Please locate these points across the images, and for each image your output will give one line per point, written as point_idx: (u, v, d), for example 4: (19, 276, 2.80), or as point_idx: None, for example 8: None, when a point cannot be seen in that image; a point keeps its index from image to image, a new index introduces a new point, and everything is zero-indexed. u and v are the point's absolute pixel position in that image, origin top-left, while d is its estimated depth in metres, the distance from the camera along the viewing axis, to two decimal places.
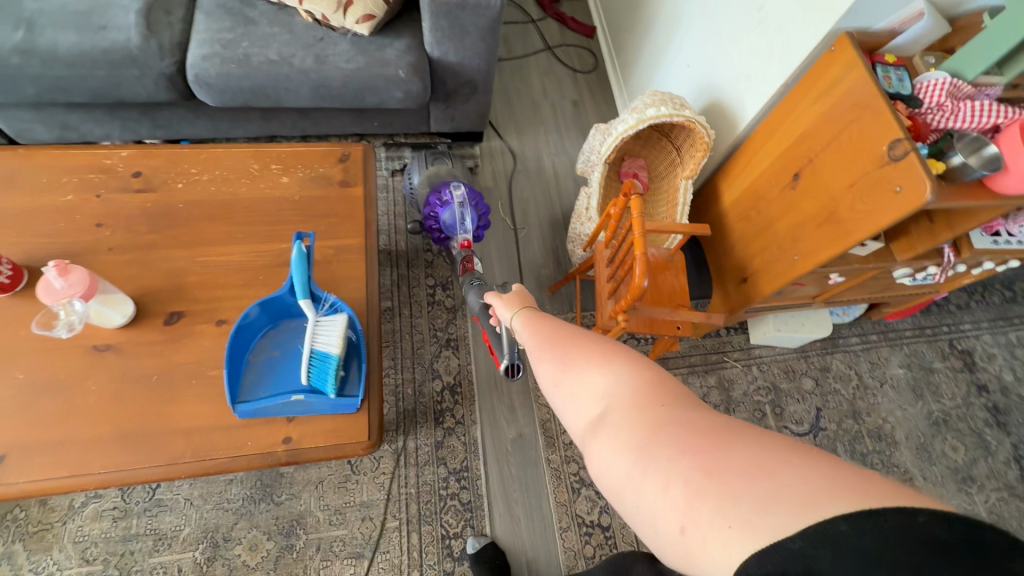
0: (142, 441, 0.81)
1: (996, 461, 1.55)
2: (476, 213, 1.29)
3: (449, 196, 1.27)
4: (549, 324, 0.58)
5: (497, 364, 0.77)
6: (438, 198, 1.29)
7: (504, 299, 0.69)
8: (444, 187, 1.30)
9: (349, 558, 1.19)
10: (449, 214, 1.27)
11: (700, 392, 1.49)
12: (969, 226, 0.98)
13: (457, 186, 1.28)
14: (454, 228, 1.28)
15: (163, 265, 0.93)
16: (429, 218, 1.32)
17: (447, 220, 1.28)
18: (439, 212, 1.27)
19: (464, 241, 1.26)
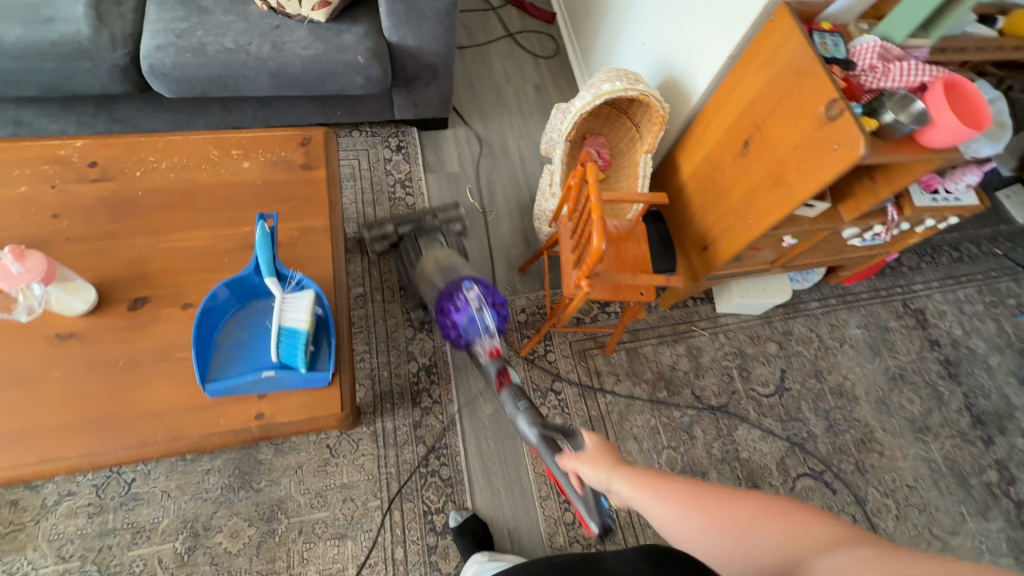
0: (110, 424, 0.81)
1: (949, 409, 1.65)
2: (496, 313, 1.19)
3: (463, 299, 1.17)
4: (657, 480, 0.70)
5: (590, 527, 0.93)
6: (452, 303, 1.18)
7: (587, 455, 0.78)
8: (455, 289, 1.20)
9: (332, 538, 1.21)
10: (468, 320, 1.16)
11: (670, 360, 1.54)
12: (906, 182, 1.04)
13: (469, 288, 1.18)
14: (474, 333, 1.17)
15: (124, 253, 0.92)
16: (446, 326, 1.20)
17: (467, 327, 1.17)
18: (457, 319, 1.16)
19: (490, 348, 1.16)
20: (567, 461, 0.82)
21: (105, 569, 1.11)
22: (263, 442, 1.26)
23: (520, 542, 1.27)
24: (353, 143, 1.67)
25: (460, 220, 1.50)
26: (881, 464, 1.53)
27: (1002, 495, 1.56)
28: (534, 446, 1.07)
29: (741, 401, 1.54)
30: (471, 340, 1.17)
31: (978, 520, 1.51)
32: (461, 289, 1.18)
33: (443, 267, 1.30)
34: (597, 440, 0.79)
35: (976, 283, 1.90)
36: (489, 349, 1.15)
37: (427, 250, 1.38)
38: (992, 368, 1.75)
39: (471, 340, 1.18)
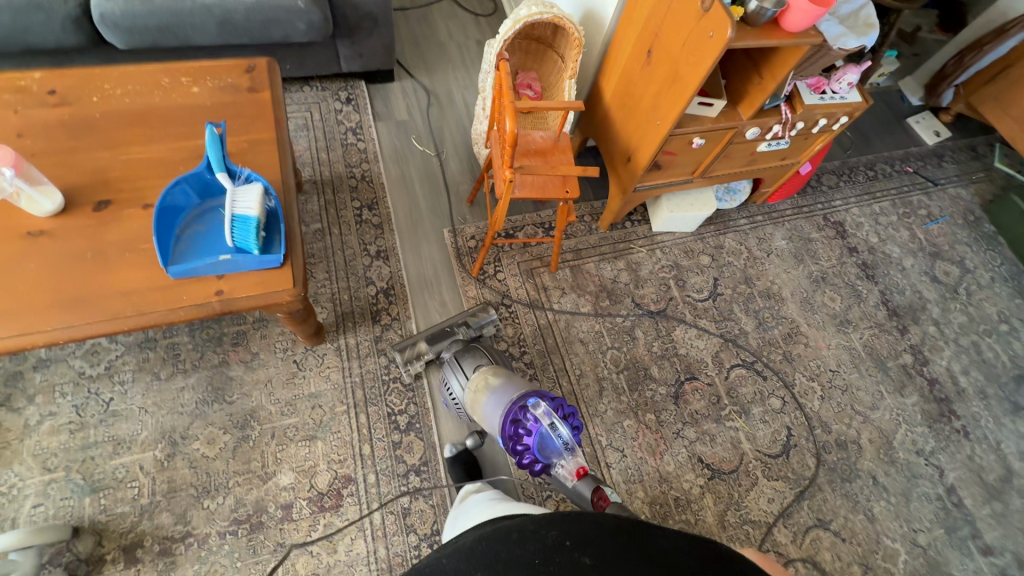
0: (84, 303, 0.91)
1: (867, 304, 1.82)
2: (571, 426, 1.01)
3: (532, 419, 0.99)
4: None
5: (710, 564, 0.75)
6: (520, 427, 1.01)
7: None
8: (518, 409, 1.02)
9: (304, 439, 1.31)
10: (544, 442, 0.98)
11: (611, 275, 1.68)
12: (783, 72, 1.19)
13: (534, 404, 1.01)
14: (553, 455, 0.99)
15: (87, 164, 1.02)
16: (517, 453, 1.00)
17: (542, 447, 0.99)
18: (532, 444, 0.98)
19: (577, 468, 0.97)
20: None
21: (90, 477, 1.20)
22: (233, 360, 1.36)
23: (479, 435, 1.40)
24: (305, 97, 1.78)
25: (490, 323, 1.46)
26: (806, 353, 1.69)
27: (916, 374, 1.73)
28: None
29: (678, 306, 1.68)
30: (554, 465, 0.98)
31: (895, 396, 1.68)
32: (524, 406, 1.01)
33: (495, 390, 1.13)
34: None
35: (891, 197, 2.08)
36: (577, 471, 0.97)
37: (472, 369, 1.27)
38: (906, 269, 1.93)
39: (551, 463, 0.99)
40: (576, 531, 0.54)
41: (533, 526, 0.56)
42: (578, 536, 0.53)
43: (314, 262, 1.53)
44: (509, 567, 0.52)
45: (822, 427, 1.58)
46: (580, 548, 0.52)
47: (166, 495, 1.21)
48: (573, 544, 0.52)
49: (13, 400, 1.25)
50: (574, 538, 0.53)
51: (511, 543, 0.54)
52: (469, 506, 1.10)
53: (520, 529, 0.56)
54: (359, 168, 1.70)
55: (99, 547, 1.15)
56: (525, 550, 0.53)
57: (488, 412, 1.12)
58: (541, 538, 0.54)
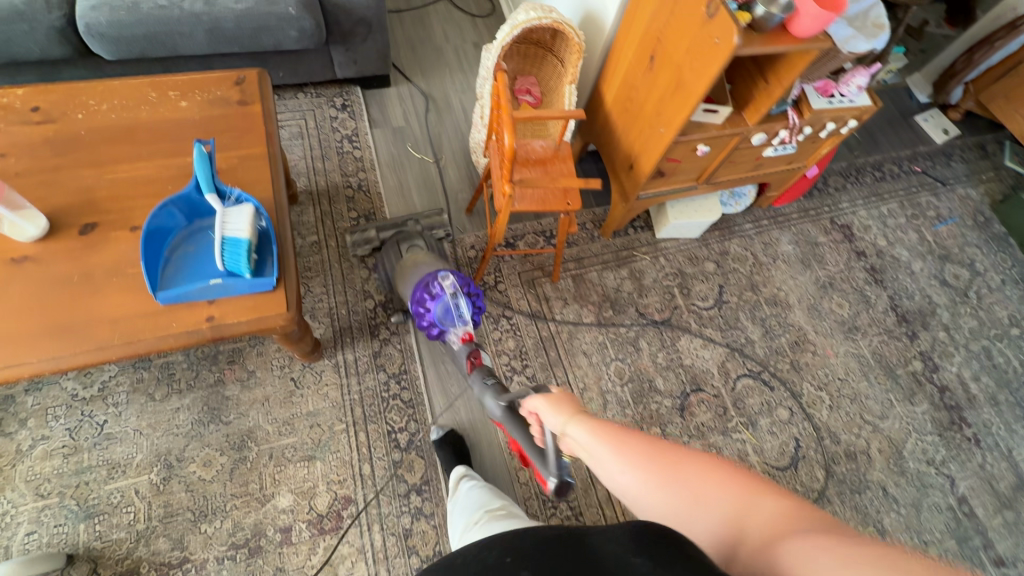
0: (70, 331, 0.88)
1: (876, 310, 1.79)
2: (472, 302, 1.28)
3: (438, 288, 1.24)
4: (611, 428, 0.69)
5: (546, 484, 0.76)
6: (427, 292, 1.25)
7: (550, 403, 0.78)
8: (430, 279, 1.26)
9: (303, 459, 1.28)
10: (444, 309, 1.24)
11: (614, 284, 1.65)
12: (792, 78, 1.14)
13: (444, 276, 1.26)
14: (448, 322, 1.26)
15: (71, 184, 0.98)
16: (420, 315, 1.26)
17: (441, 313, 1.25)
18: (432, 307, 1.23)
19: (464, 332, 1.25)
20: (531, 402, 0.82)
21: (84, 502, 1.17)
22: (229, 379, 1.33)
23: (481, 452, 1.37)
24: (298, 103, 1.74)
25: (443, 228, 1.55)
26: (814, 361, 1.66)
27: (926, 382, 1.70)
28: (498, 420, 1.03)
29: (683, 315, 1.65)
30: (446, 329, 1.26)
31: (905, 404, 1.65)
32: (436, 278, 1.25)
33: (420, 266, 1.34)
34: (562, 390, 0.80)
35: (898, 199, 2.04)
36: (463, 333, 1.25)
37: (407, 253, 1.41)
38: (914, 273, 1.89)
39: (444, 329, 1.27)
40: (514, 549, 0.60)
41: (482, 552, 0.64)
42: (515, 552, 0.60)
43: (310, 275, 1.49)
44: None
45: (831, 438, 1.55)
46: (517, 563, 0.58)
47: (162, 520, 1.18)
48: (511, 560, 0.59)
49: (4, 424, 1.22)
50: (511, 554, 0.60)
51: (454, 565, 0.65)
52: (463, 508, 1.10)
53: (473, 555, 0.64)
54: (356, 177, 1.66)
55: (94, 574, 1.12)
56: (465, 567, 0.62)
57: (409, 281, 1.33)
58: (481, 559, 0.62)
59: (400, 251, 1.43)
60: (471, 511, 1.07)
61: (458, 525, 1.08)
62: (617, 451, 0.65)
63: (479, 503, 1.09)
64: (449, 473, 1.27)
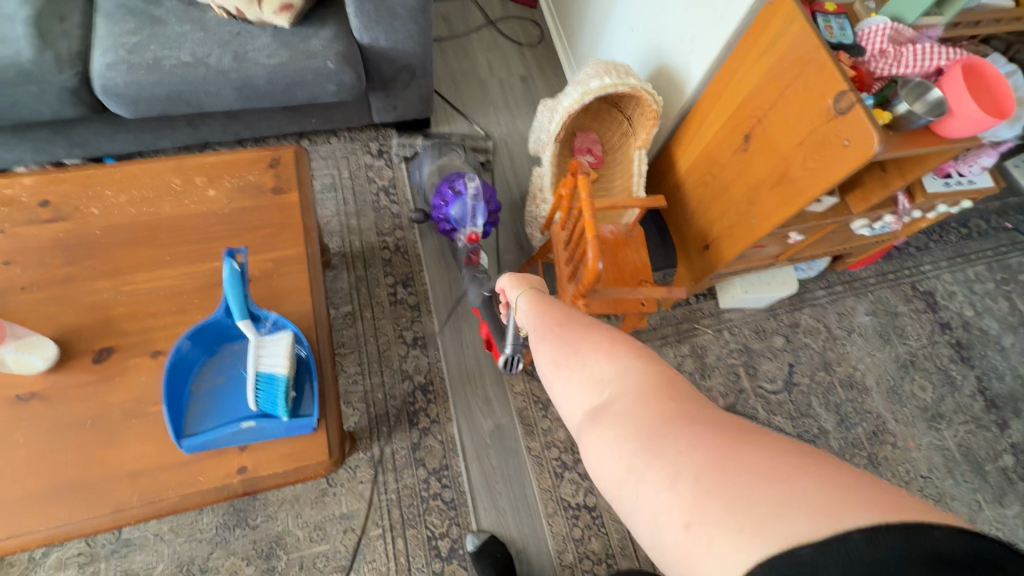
0: (84, 491, 0.76)
1: (962, 394, 1.61)
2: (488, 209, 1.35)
3: (462, 185, 1.33)
4: (558, 309, 0.63)
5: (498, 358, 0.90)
6: (451, 188, 1.34)
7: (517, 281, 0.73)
8: (456, 178, 1.35)
9: (335, 571, 1.17)
10: (461, 204, 1.31)
11: (674, 363, 1.49)
12: (920, 173, 0.98)
13: (470, 179, 1.33)
14: (462, 220, 1.32)
15: (85, 300, 0.86)
16: (439, 207, 1.35)
17: (458, 212, 1.32)
18: (451, 200, 1.31)
19: (472, 232, 1.30)
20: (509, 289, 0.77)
21: None
22: None
23: (529, 561, 1.24)
24: (331, 148, 1.59)
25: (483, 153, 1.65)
26: (894, 456, 1.49)
27: (1018, 480, 1.52)
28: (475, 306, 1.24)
29: (749, 400, 1.49)
30: (458, 225, 1.32)
31: (994, 507, 1.48)
32: (463, 179, 1.33)
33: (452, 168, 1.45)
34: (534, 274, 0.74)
35: (987, 260, 1.83)
36: (471, 233, 1.30)
37: (442, 156, 1.48)
38: (1005, 349, 1.70)
39: (457, 227, 1.34)
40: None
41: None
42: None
43: (344, 352, 1.36)
44: None
45: None
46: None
47: None
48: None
49: None
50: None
51: None
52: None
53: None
54: (393, 235, 1.52)
55: None
56: None
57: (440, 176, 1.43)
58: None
59: (436, 155, 1.50)
60: None
61: None
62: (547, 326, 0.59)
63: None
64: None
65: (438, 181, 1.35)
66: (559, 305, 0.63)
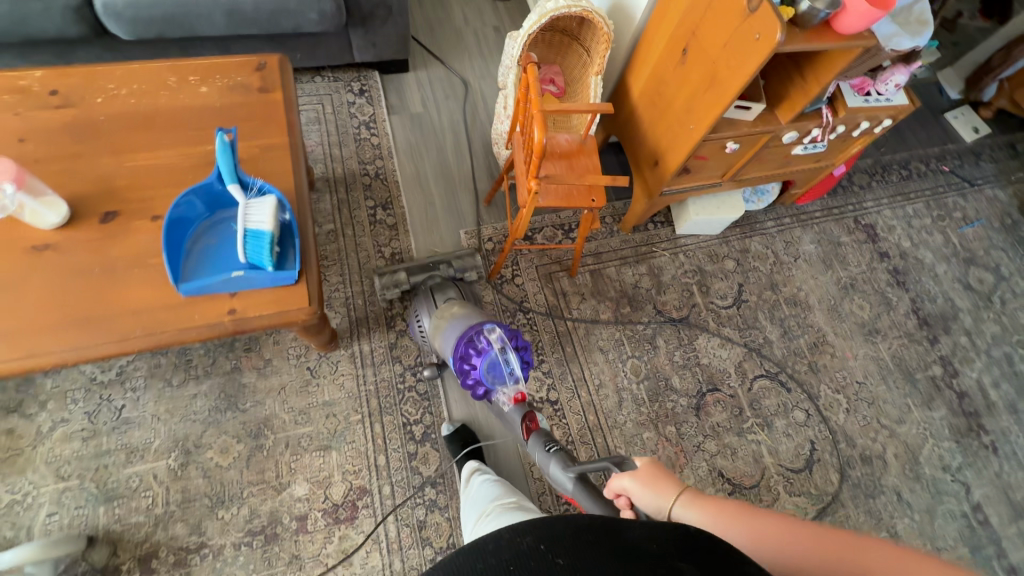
0: (93, 322, 0.87)
1: (897, 313, 1.76)
2: (521, 358, 1.16)
3: (485, 342, 1.14)
4: (724, 510, 0.67)
5: None
6: (472, 347, 1.15)
7: (642, 483, 0.74)
8: (474, 334, 1.17)
9: (318, 449, 1.29)
10: (491, 365, 1.13)
11: (632, 280, 1.63)
12: (831, 77, 1.11)
13: (489, 330, 1.15)
14: (497, 381, 1.14)
15: (92, 172, 0.97)
16: (465, 373, 1.15)
17: (489, 371, 1.13)
18: (478, 364, 1.12)
19: (516, 392, 1.12)
20: (616, 482, 0.78)
21: (104, 485, 1.19)
22: (246, 367, 1.34)
23: (494, 444, 1.37)
24: (316, 86, 1.71)
25: (475, 268, 1.46)
26: (832, 363, 1.64)
27: (945, 387, 1.67)
28: (567, 493, 0.93)
29: (701, 314, 1.63)
30: (495, 388, 1.13)
31: (923, 410, 1.63)
32: (482, 332, 1.15)
33: (456, 318, 1.24)
34: (650, 461, 0.76)
35: (925, 198, 1.99)
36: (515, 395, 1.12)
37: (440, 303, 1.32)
38: (938, 275, 1.85)
39: (492, 389, 1.14)
40: (549, 532, 0.47)
41: (509, 534, 0.49)
42: (553, 537, 0.46)
43: (327, 264, 1.49)
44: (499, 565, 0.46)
45: (847, 442, 1.54)
46: (557, 550, 0.45)
47: (180, 505, 1.20)
48: (546, 548, 0.46)
49: (24, 406, 1.23)
50: (547, 540, 0.46)
51: (483, 553, 0.47)
52: (473, 501, 1.10)
53: (495, 539, 0.49)
54: (373, 164, 1.64)
55: (114, 557, 1.14)
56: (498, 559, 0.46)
57: (446, 339, 1.23)
58: (514, 545, 0.47)
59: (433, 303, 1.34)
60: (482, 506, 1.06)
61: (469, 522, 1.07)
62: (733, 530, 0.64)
63: (491, 497, 1.08)
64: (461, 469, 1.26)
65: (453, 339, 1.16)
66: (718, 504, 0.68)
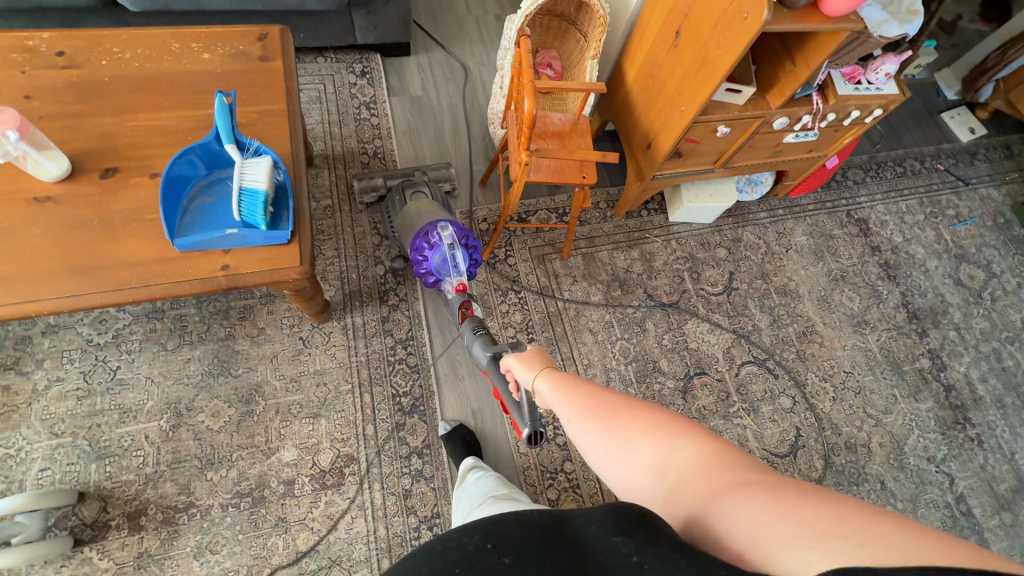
0: (89, 272, 0.90)
1: (886, 306, 1.77)
2: (469, 255, 1.26)
3: (437, 238, 1.23)
4: (568, 382, 0.66)
5: (520, 432, 0.81)
6: (426, 242, 1.24)
7: (522, 361, 0.76)
8: (430, 230, 1.25)
9: (308, 416, 1.31)
10: (440, 258, 1.22)
11: (624, 265, 1.65)
12: (820, 60, 1.13)
13: (444, 227, 1.24)
14: (445, 272, 1.24)
15: (95, 130, 1.00)
16: (417, 264, 1.25)
17: (438, 264, 1.23)
18: (429, 257, 1.22)
19: (459, 283, 1.23)
20: (506, 361, 0.80)
21: (96, 443, 1.21)
22: (240, 334, 1.36)
23: (482, 418, 1.39)
24: (318, 66, 1.74)
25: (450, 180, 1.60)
26: (820, 352, 1.66)
27: (932, 380, 1.68)
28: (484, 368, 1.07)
29: (691, 299, 1.65)
30: (442, 278, 1.24)
31: (910, 401, 1.64)
32: (435, 229, 1.23)
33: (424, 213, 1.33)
34: (536, 348, 0.77)
35: (918, 195, 2.00)
36: (457, 285, 1.23)
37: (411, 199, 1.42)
38: (929, 271, 1.86)
39: (440, 278, 1.25)
40: (496, 532, 0.52)
41: (458, 534, 0.54)
42: (498, 537, 0.51)
43: (323, 238, 1.51)
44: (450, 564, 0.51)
45: (832, 429, 1.55)
46: (501, 550, 0.50)
47: (170, 465, 1.22)
48: (493, 547, 0.51)
49: (22, 363, 1.26)
50: (494, 540, 0.51)
51: (434, 555, 0.53)
52: (467, 496, 1.11)
53: (444, 541, 0.55)
54: (371, 143, 1.66)
55: (104, 513, 1.16)
56: (449, 561, 0.52)
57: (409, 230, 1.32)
58: (463, 545, 0.52)
59: (404, 199, 1.44)
60: (475, 497, 1.07)
61: (462, 512, 1.08)
62: (566, 405, 0.63)
63: (485, 489, 1.09)
64: (458, 464, 1.26)
65: (411, 235, 1.24)
66: (569, 381, 0.67)
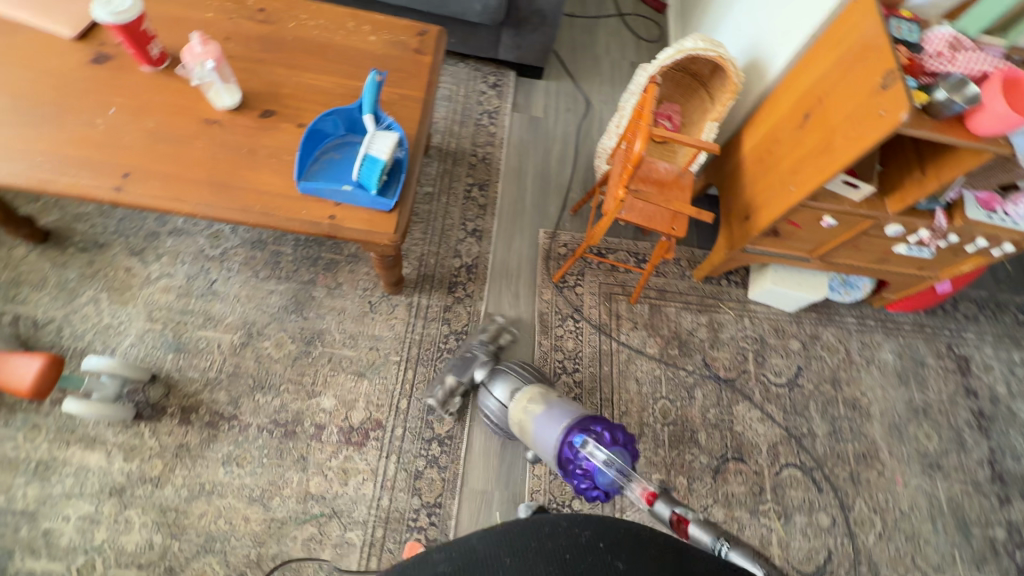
0: (226, 189, 1.04)
1: (968, 457, 1.59)
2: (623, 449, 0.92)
3: (585, 458, 0.92)
4: None
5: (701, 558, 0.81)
6: (574, 465, 0.93)
7: None
8: (566, 448, 0.95)
9: (354, 373, 1.40)
10: (598, 475, 0.89)
11: (689, 326, 1.62)
12: (953, 176, 1.08)
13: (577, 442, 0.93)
14: (614, 484, 0.89)
15: (266, 76, 1.16)
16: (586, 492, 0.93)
17: (601, 480, 0.89)
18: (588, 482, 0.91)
19: (646, 491, 0.82)
20: None
21: (179, 337, 1.38)
22: (320, 282, 1.49)
23: None
24: (458, 70, 1.90)
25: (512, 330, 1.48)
26: (877, 482, 1.52)
27: (1004, 554, 1.48)
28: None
29: (749, 381, 1.58)
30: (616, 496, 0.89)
31: (970, 568, 1.45)
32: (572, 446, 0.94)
33: (537, 423, 1.05)
34: None
35: None
36: (642, 493, 0.82)
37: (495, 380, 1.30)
38: None
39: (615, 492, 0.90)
40: (609, 535, 0.58)
41: (566, 523, 0.60)
42: (611, 541, 0.58)
43: (416, 220, 1.63)
44: (543, 556, 0.57)
45: (869, 566, 1.41)
46: (613, 552, 0.57)
47: (229, 376, 1.35)
48: (605, 547, 0.57)
49: (145, 253, 1.46)
50: (607, 542, 0.58)
51: (542, 533, 0.59)
52: None
53: (552, 523, 0.60)
54: (483, 148, 1.78)
55: (165, 398, 1.31)
56: (556, 544, 0.58)
57: (542, 441, 1.03)
58: (572, 535, 0.59)
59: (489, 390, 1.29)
60: None
61: None
62: None
63: None
64: None
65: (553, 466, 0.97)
66: None
